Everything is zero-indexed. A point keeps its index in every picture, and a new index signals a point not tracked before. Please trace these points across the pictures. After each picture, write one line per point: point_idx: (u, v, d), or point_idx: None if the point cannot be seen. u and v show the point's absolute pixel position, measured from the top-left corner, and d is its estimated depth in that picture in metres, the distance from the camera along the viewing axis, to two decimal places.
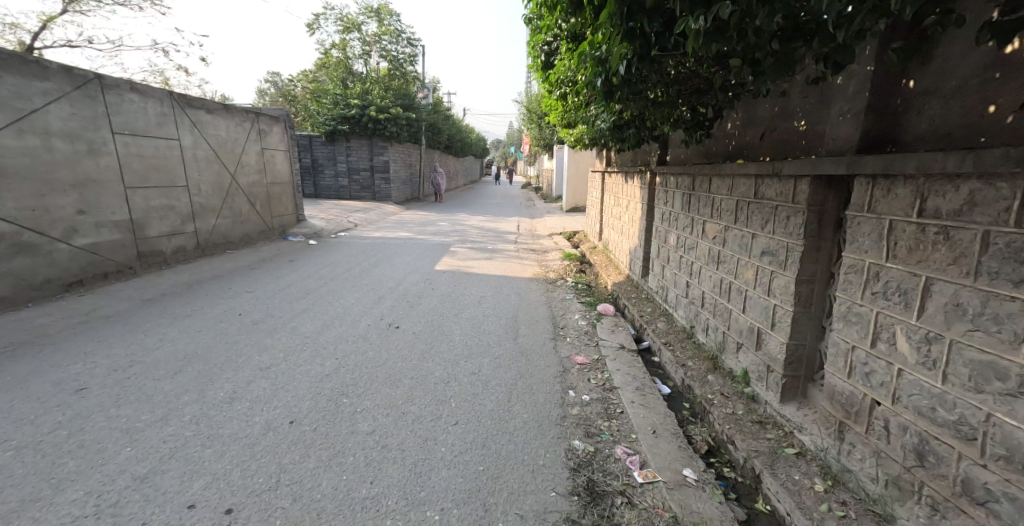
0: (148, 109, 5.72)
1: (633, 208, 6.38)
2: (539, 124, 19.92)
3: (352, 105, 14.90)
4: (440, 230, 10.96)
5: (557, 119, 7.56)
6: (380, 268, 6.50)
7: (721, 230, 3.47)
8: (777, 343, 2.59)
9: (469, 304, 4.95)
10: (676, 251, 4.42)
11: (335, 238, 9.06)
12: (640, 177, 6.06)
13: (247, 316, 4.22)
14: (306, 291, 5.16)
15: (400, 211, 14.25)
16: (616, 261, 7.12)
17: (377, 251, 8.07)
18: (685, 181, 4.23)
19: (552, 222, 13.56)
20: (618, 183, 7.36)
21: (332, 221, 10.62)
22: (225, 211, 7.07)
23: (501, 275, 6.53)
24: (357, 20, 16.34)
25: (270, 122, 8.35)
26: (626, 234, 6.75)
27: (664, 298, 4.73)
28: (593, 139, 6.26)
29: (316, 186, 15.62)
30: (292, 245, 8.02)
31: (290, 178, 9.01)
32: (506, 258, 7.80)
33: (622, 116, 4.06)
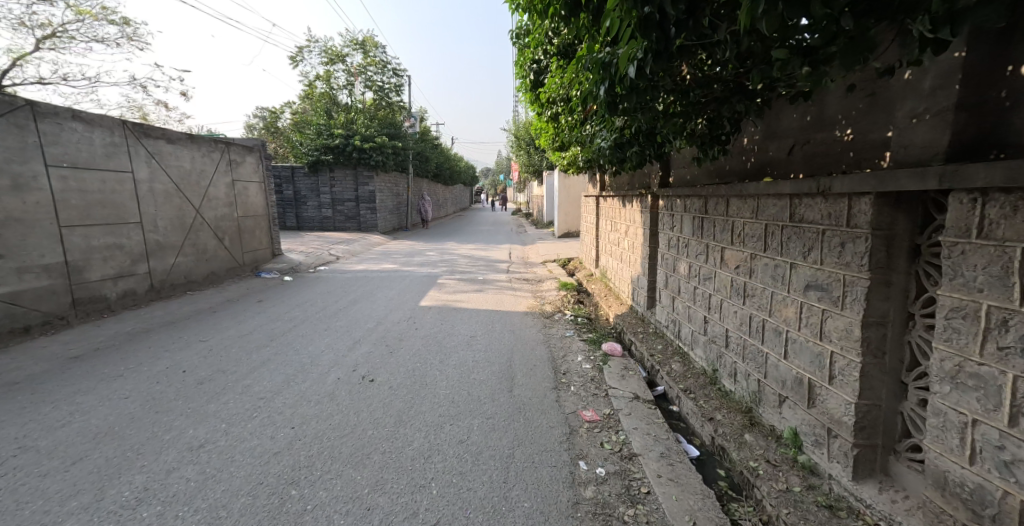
0: (94, 139, 5.21)
1: (633, 234, 5.90)
2: (529, 151, 19.67)
3: (335, 135, 14.53)
4: (428, 261, 10.42)
5: (549, 142, 7.15)
6: (362, 307, 5.94)
7: (745, 259, 2.93)
8: (841, 403, 2.05)
9: (457, 347, 4.37)
10: (689, 282, 3.91)
11: (314, 272, 8.46)
12: (639, 200, 5.60)
13: (194, 376, 3.68)
14: (270, 338, 4.56)
15: (387, 241, 13.73)
16: (617, 291, 6.60)
17: (358, 286, 7.49)
18: (695, 202, 3.74)
19: (545, 248, 13.10)
20: (615, 207, 6.91)
21: (313, 254, 10.05)
22: (188, 249, 6.51)
23: (493, 311, 5.96)
24: (341, 51, 16.11)
25: (243, 153, 7.86)
26: (625, 261, 6.24)
27: (677, 334, 4.19)
28: (589, 161, 5.80)
29: (300, 218, 15.06)
30: (266, 282, 7.41)
31: (265, 211, 8.48)
32: (497, 290, 7.25)
33: (624, 133, 3.58)
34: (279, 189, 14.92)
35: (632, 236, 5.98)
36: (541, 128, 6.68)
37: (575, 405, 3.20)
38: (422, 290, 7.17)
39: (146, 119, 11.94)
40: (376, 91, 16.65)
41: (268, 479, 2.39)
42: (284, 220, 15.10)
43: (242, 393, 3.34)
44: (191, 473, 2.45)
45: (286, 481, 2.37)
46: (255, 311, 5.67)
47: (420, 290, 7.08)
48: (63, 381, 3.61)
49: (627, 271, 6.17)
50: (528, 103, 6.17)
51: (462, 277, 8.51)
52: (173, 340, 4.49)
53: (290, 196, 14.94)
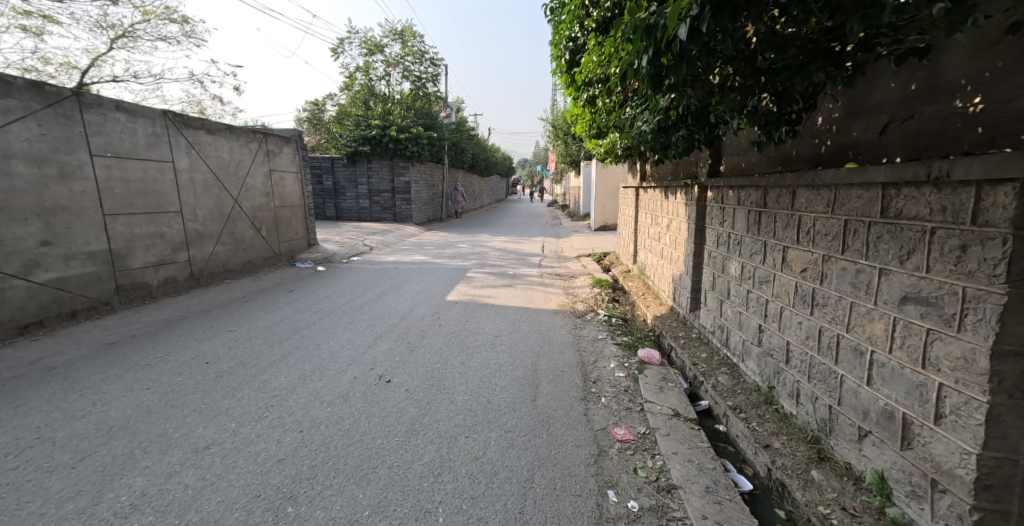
0: (136, 129, 5.17)
1: (676, 230, 5.46)
2: (566, 142, 19.17)
3: (373, 126, 14.48)
4: (460, 253, 10.19)
5: (585, 129, 6.72)
6: (388, 299, 5.75)
7: (814, 262, 2.53)
8: (958, 453, 1.67)
9: (484, 348, 4.06)
10: (741, 284, 3.47)
11: (345, 263, 8.38)
12: (684, 193, 5.15)
13: (213, 369, 3.40)
14: (294, 330, 4.38)
15: (419, 233, 13.61)
16: (656, 291, 6.16)
17: (387, 277, 7.35)
18: (751, 194, 3.32)
19: (579, 242, 12.69)
20: (656, 200, 6.45)
21: (346, 245, 9.98)
22: (226, 237, 6.45)
23: (525, 309, 5.62)
24: (379, 41, 15.98)
25: (280, 143, 7.77)
26: (667, 259, 5.81)
27: (725, 342, 3.77)
28: (629, 147, 5.35)
29: (337, 208, 15.12)
30: (298, 271, 7.35)
31: (301, 201, 8.42)
32: (529, 286, 6.91)
33: (668, 115, 3.15)
34: (318, 179, 14.99)
35: (674, 232, 5.54)
36: (578, 113, 6.25)
37: (605, 421, 2.85)
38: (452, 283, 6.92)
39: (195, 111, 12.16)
40: (413, 81, 16.49)
41: (265, 491, 2.13)
42: (322, 210, 15.18)
43: (258, 388, 3.08)
44: (189, 479, 2.21)
45: (284, 495, 2.11)
46: (287, 301, 5.57)
47: (449, 284, 6.85)
48: (94, 369, 3.46)
49: (668, 270, 5.73)
50: (565, 86, 5.76)
51: (494, 270, 8.22)
52: (205, 329, 4.38)
53: (329, 187, 15.00)
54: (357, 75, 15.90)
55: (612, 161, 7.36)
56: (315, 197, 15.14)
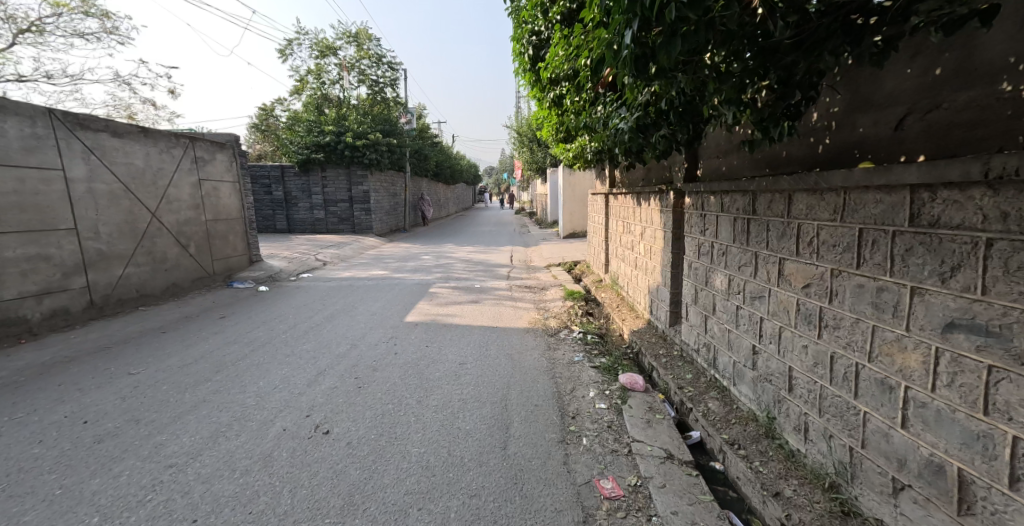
0: (8, 130, 4.46)
1: (652, 238, 5.11)
2: (531, 147, 18.91)
3: (326, 133, 13.78)
4: (422, 266, 9.63)
5: (552, 132, 6.37)
6: (333, 323, 5.17)
7: (818, 277, 2.12)
8: None
9: (444, 380, 3.56)
10: (728, 300, 3.09)
11: (294, 281, 7.68)
12: (659, 198, 4.80)
13: (99, 429, 2.86)
14: (215, 369, 3.79)
15: (380, 244, 12.95)
16: (633, 303, 5.80)
17: (338, 296, 6.72)
18: (739, 200, 2.93)
19: (549, 250, 12.29)
20: (628, 207, 6.11)
21: (297, 260, 9.28)
22: (141, 257, 5.73)
23: (491, 328, 5.15)
24: (332, 44, 15.33)
25: (212, 150, 7.09)
26: (643, 269, 5.45)
27: (712, 365, 3.38)
28: (600, 150, 5.01)
29: (291, 220, 14.31)
30: (235, 293, 6.64)
31: (240, 213, 7.71)
32: (495, 301, 6.44)
33: (649, 110, 2.78)
34: (269, 189, 14.16)
35: (649, 239, 5.19)
36: (546, 114, 5.89)
37: (588, 471, 2.40)
38: (410, 301, 6.37)
39: (128, 118, 11.25)
40: (370, 86, 15.88)
41: None
42: (275, 223, 14.34)
43: (146, 457, 2.52)
44: None
45: None
46: (213, 331, 4.91)
47: (405, 302, 6.29)
48: None
49: (645, 281, 5.38)
50: (531, 86, 5.41)
51: (457, 284, 7.72)
52: (98, 374, 3.75)
53: (281, 197, 14.19)
54: (308, 80, 15.19)
55: (580, 166, 7.01)
56: (267, 208, 14.29)
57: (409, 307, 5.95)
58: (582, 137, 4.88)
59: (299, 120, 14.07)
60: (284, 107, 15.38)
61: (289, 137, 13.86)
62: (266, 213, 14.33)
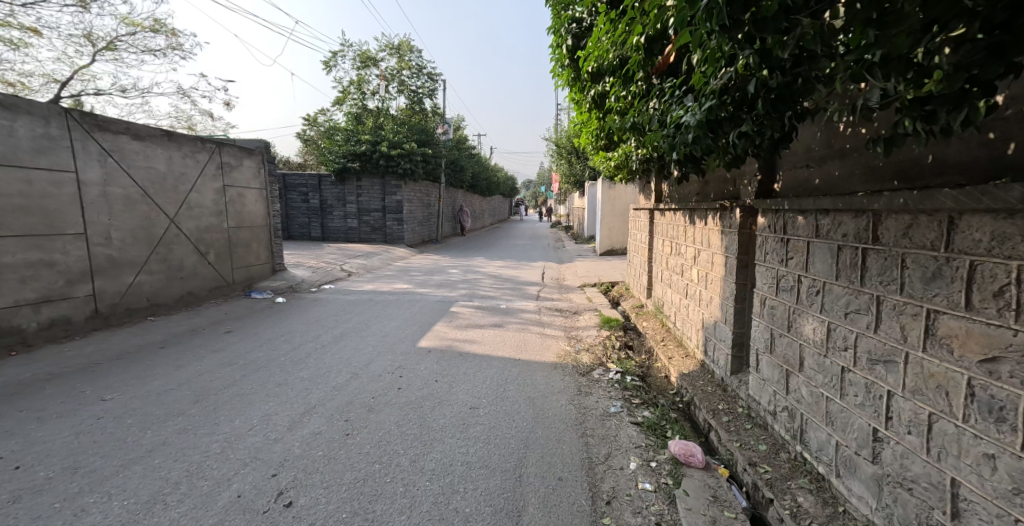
0: (18, 129, 4.14)
1: (710, 265, 4.39)
2: (570, 161, 18.33)
3: (363, 141, 13.57)
4: (450, 282, 9.10)
5: (594, 139, 5.69)
6: (336, 346, 4.59)
7: (1009, 345, 1.52)
8: None
9: (448, 432, 2.89)
10: (831, 358, 2.43)
11: (315, 292, 7.27)
12: (721, 216, 4.10)
13: (26, 479, 2.33)
14: (194, 400, 3.23)
15: (410, 256, 12.56)
16: (682, 339, 5.06)
17: (357, 312, 6.24)
18: (851, 224, 2.29)
19: (585, 268, 11.59)
20: (679, 227, 5.40)
21: (321, 270, 8.91)
22: (154, 264, 5.37)
23: (514, 361, 4.47)
24: (373, 54, 15.16)
25: (240, 156, 6.76)
26: (696, 300, 4.76)
27: (810, 439, 2.61)
28: (648, 158, 4.29)
29: (324, 228, 14.12)
30: (252, 304, 6.26)
31: (266, 221, 7.38)
32: (521, 327, 5.76)
33: (727, 99, 2.06)
34: (305, 197, 14.03)
35: (707, 266, 4.48)
36: (586, 118, 5.22)
37: None
38: (432, 321, 5.79)
39: (191, 129, 11.17)
40: (409, 95, 15.63)
41: None
42: (309, 230, 14.18)
43: None
44: None
45: None
46: (217, 347, 4.43)
47: (426, 323, 5.72)
48: None
49: (699, 314, 4.65)
50: (572, 84, 4.77)
51: (486, 304, 7.10)
52: (69, 398, 3.28)
53: (316, 205, 14.02)
54: (349, 88, 15.07)
55: (622, 179, 6.29)
56: (302, 216, 14.15)
57: (429, 329, 5.36)
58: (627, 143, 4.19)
59: (337, 129, 13.91)
60: (323, 115, 15.30)
61: (326, 145, 13.70)
62: (300, 220, 14.17)
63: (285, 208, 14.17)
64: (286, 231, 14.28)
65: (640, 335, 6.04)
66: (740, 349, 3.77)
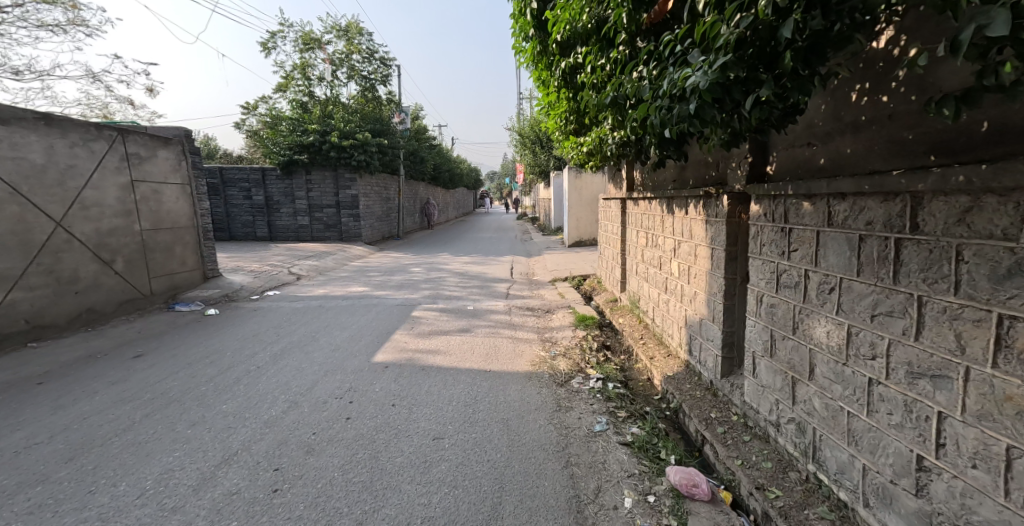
0: None
1: (694, 257, 3.99)
2: (534, 150, 17.88)
3: (310, 131, 12.69)
4: (410, 282, 8.50)
5: (562, 121, 5.27)
6: (263, 366, 3.99)
7: None
8: None
9: (407, 476, 2.39)
10: (853, 368, 1.99)
11: (254, 301, 6.55)
12: (705, 203, 3.72)
13: None
14: (69, 454, 2.61)
15: (368, 254, 11.84)
16: (664, 338, 4.67)
17: (301, 322, 5.57)
18: (878, 210, 1.86)
19: (554, 261, 11.17)
20: (657, 216, 5.01)
21: (266, 274, 8.14)
22: (37, 278, 4.57)
23: (478, 373, 3.98)
24: (314, 35, 14.08)
25: (151, 146, 5.98)
26: (677, 296, 4.40)
27: (826, 459, 2.20)
28: (626, 140, 3.87)
29: (272, 227, 13.19)
30: (171, 318, 5.51)
31: (192, 221, 6.62)
32: (489, 333, 5.28)
33: (748, 54, 1.64)
34: (249, 193, 13.07)
35: (690, 259, 4.09)
36: (556, 97, 4.77)
37: None
38: (390, 329, 5.22)
39: (106, 118, 10.14)
40: (360, 81, 14.77)
41: None
42: (255, 230, 13.23)
43: None
44: None
45: None
46: (116, 376, 3.76)
47: (381, 332, 5.15)
48: None
49: (682, 311, 4.26)
50: (540, 59, 4.30)
51: (447, 306, 6.57)
52: None
53: (261, 202, 13.08)
54: (293, 75, 14.09)
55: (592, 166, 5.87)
56: (247, 214, 13.19)
57: (384, 338, 4.80)
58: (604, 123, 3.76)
59: (281, 118, 12.97)
60: (267, 105, 14.28)
61: (270, 136, 12.77)
62: (245, 219, 13.22)
63: (227, 207, 13.19)
64: (230, 230, 13.28)
65: (617, 335, 5.64)
66: (730, 351, 3.38)
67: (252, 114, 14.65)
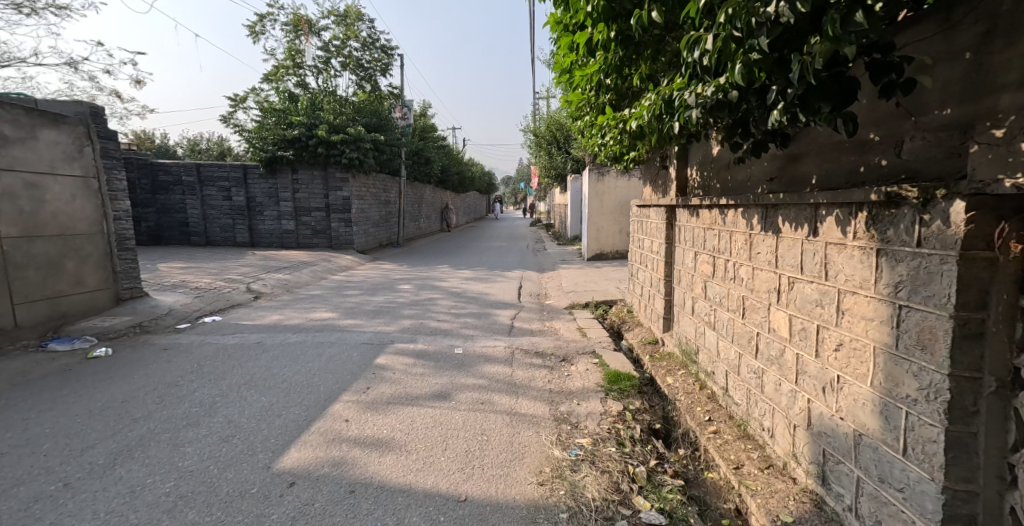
0: None
1: (829, 321, 2.29)
2: (549, 152, 16.30)
3: (296, 126, 11.33)
4: (390, 306, 6.92)
5: (592, 88, 3.56)
6: (54, 506, 2.36)
7: None
8: None
9: None
10: None
11: (180, 342, 4.93)
12: (872, 215, 1.98)
13: None
14: None
15: (356, 267, 10.35)
16: (764, 436, 2.99)
17: (208, 379, 3.96)
18: None
19: (572, 279, 9.52)
20: (739, 235, 3.33)
21: (210, 293, 6.72)
22: None
23: (448, 514, 2.34)
24: (307, 20, 12.96)
25: (27, 126, 4.89)
26: (790, 372, 2.70)
27: None
28: (725, 100, 2.06)
29: (253, 232, 11.75)
30: (40, 380, 3.94)
31: (92, 230, 5.49)
32: (472, 409, 3.50)
33: None
34: (228, 193, 11.66)
35: (817, 316, 2.40)
36: (584, 44, 3.03)
37: None
38: (330, 399, 3.57)
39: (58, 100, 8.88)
40: (354, 69, 13.42)
41: None
42: (234, 235, 11.80)
43: None
44: None
45: None
46: None
47: (316, 404, 3.48)
48: None
49: (802, 402, 2.57)
50: None
51: (430, 349, 4.88)
52: None
53: (242, 204, 11.64)
54: (281, 62, 12.70)
55: (634, 153, 4.16)
56: (225, 216, 11.76)
57: (302, 427, 3.14)
58: (685, 54, 2.07)
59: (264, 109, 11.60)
60: (256, 96, 12.85)
61: (254, 130, 11.36)
62: (224, 222, 11.78)
63: (201, 207, 11.76)
64: (207, 236, 11.88)
65: (664, 412, 3.88)
66: None
67: (240, 107, 13.26)
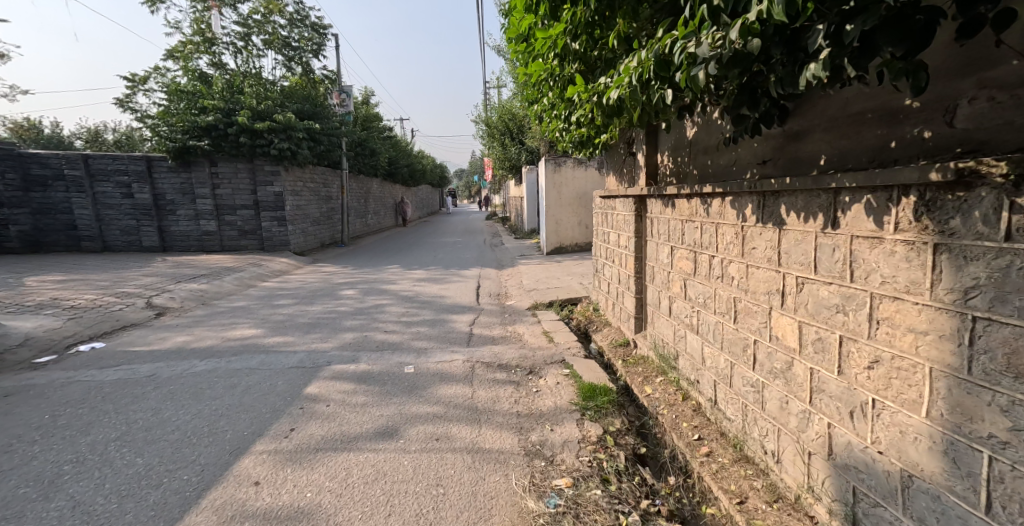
0: None
1: (858, 331, 1.84)
2: (501, 141, 15.77)
3: (211, 110, 10.73)
4: (330, 317, 6.33)
5: (555, 55, 3.04)
6: None
7: None
8: None
9: None
10: None
11: (34, 390, 4.07)
12: (924, 198, 1.55)
13: None
14: None
15: (289, 274, 9.68)
16: (767, 460, 2.53)
17: (60, 437, 3.17)
18: None
19: (530, 274, 9.07)
20: (728, 227, 2.88)
21: (94, 319, 6.17)
22: None
23: None
24: None
25: None
26: (799, 389, 2.24)
27: None
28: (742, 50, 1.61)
29: (163, 233, 11.22)
30: None
31: None
32: (424, 450, 3.05)
33: None
34: (128, 190, 11.02)
35: (839, 325, 1.95)
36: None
37: None
38: (237, 453, 2.99)
39: None
40: (280, 49, 12.50)
41: None
42: (139, 238, 11.20)
43: None
44: None
45: None
46: None
47: (218, 463, 2.88)
48: None
49: (817, 425, 2.10)
50: None
51: (373, 371, 4.42)
52: None
53: (146, 201, 11.03)
54: (190, 39, 12.30)
55: (602, 132, 3.69)
56: (127, 217, 11.10)
57: (190, 501, 2.50)
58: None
59: (170, 91, 10.88)
60: (159, 75, 11.90)
61: (159, 117, 10.70)
62: (126, 222, 11.11)
63: (94, 207, 10.96)
64: (103, 240, 11.10)
65: (648, 434, 3.40)
66: None
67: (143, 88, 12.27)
